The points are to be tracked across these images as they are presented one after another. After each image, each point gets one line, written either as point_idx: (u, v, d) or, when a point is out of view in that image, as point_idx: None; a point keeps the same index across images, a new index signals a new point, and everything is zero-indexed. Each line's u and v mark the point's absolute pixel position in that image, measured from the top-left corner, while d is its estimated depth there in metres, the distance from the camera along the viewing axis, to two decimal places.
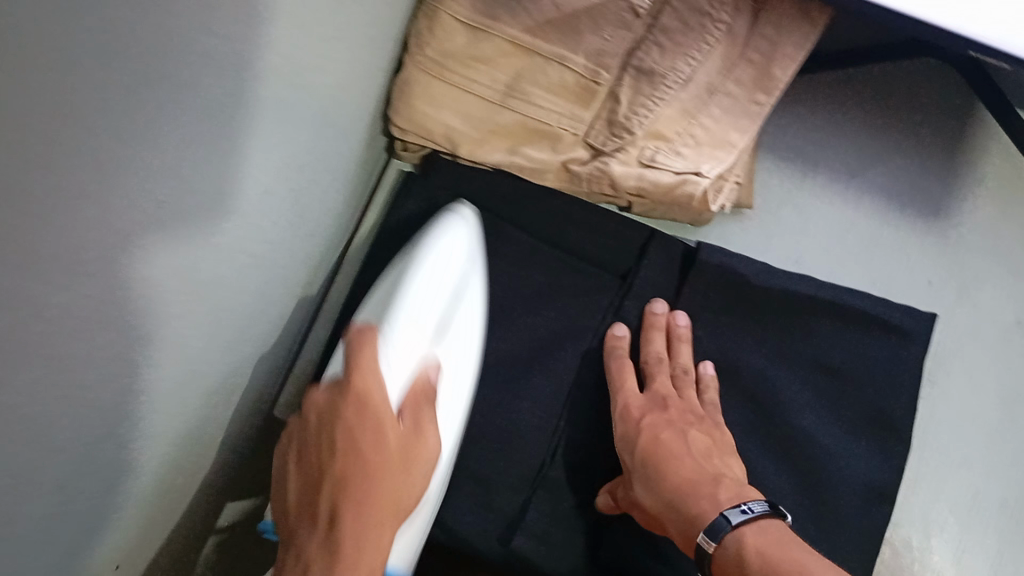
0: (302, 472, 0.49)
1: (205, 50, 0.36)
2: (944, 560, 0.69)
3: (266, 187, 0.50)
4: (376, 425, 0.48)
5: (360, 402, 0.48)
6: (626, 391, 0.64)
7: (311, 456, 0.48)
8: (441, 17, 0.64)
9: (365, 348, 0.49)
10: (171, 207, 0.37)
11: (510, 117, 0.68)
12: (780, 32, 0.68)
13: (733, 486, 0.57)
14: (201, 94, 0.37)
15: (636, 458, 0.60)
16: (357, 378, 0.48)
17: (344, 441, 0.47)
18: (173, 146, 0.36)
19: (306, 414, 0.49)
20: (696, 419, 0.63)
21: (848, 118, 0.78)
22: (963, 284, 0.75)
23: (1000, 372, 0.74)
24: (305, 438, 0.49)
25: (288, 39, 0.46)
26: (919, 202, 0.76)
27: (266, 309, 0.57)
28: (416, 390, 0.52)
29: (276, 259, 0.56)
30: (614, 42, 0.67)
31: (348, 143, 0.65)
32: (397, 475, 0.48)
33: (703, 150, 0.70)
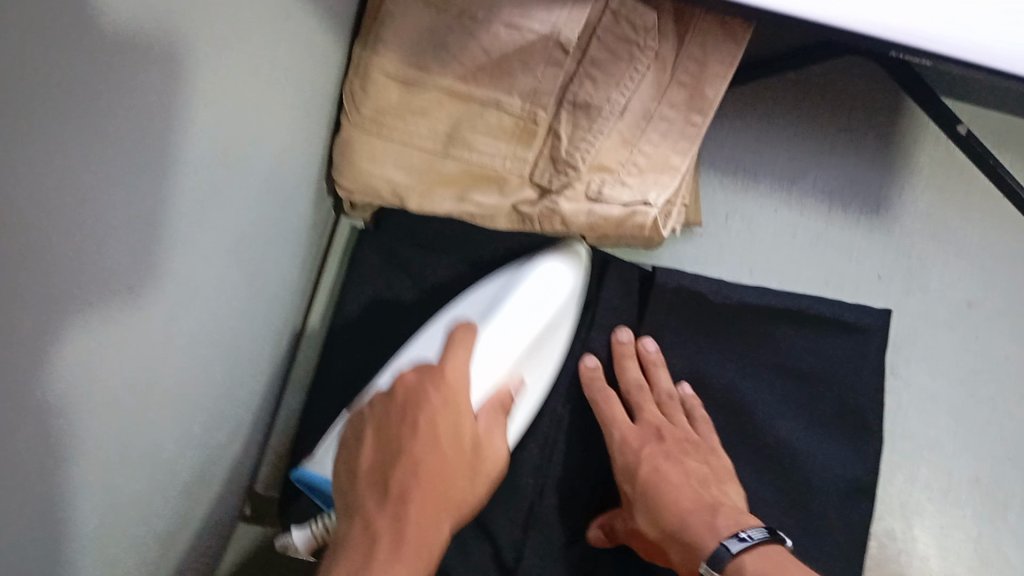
0: (378, 443, 0.54)
1: (118, 157, 0.35)
2: (929, 544, 0.72)
3: (210, 273, 0.50)
4: (456, 417, 0.55)
5: (449, 393, 0.56)
6: (617, 420, 0.66)
7: (391, 430, 0.54)
8: (373, 76, 0.64)
9: (459, 349, 0.58)
10: (106, 318, 0.37)
11: (453, 165, 0.69)
12: (708, 52, 0.68)
13: (731, 513, 0.59)
14: (122, 199, 0.36)
15: (636, 488, 0.62)
16: (450, 371, 0.57)
17: (427, 424, 0.54)
18: (100, 258, 0.35)
19: (392, 389, 0.56)
20: (691, 446, 0.66)
21: (783, 123, 0.79)
22: (911, 270, 0.77)
23: (957, 352, 0.76)
24: (388, 414, 0.55)
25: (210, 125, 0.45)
26: (862, 197, 0.78)
27: (224, 391, 0.57)
28: (494, 400, 0.60)
29: (227, 339, 0.56)
30: (547, 81, 0.67)
31: (294, 214, 0.65)
32: (465, 471, 0.54)
33: (647, 177, 0.71)
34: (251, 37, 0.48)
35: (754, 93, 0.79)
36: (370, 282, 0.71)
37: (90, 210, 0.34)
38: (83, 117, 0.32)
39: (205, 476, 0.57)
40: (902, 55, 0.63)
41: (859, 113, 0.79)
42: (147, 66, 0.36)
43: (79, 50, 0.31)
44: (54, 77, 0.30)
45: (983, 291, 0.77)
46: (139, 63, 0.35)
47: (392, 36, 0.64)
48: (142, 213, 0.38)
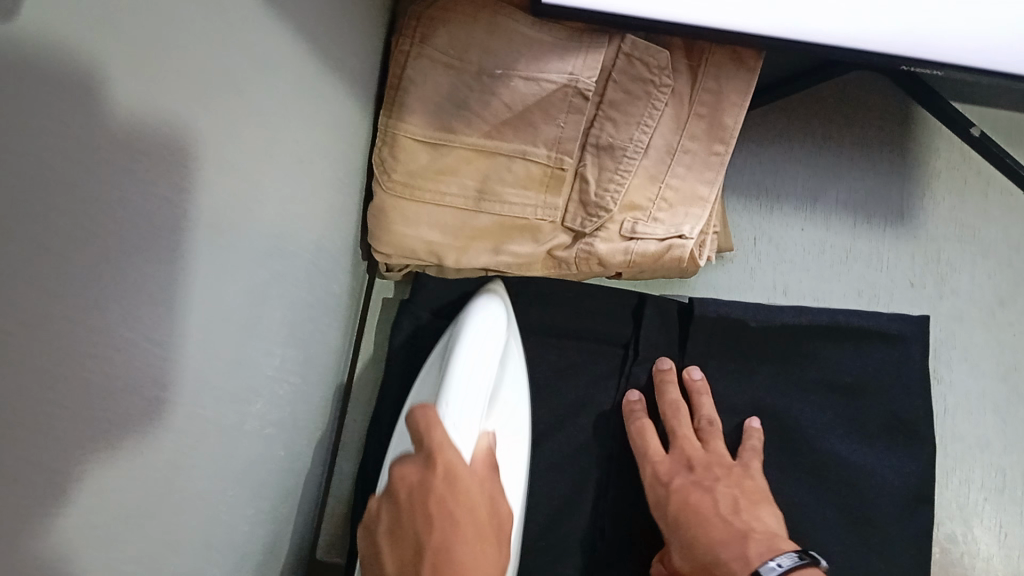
0: (398, 544, 0.51)
1: (145, 247, 0.37)
2: (992, 545, 0.72)
3: (251, 355, 0.51)
4: (466, 494, 0.51)
5: (448, 471, 0.51)
6: (653, 453, 0.67)
7: (404, 528, 0.51)
8: (400, 141, 0.67)
9: (435, 426, 0.52)
10: (149, 408, 0.38)
11: (486, 220, 0.69)
12: (721, 82, 0.70)
13: (764, 540, 0.60)
14: (156, 287, 0.38)
15: (670, 522, 0.63)
16: (442, 453, 0.52)
17: (438, 505, 0.50)
18: (137, 348, 0.37)
19: (394, 489, 0.52)
20: (724, 471, 0.66)
21: (800, 145, 0.81)
22: (941, 275, 0.78)
23: (994, 351, 0.77)
24: (396, 514, 0.51)
25: (236, 206, 0.46)
26: (885, 206, 0.80)
27: (282, 463, 0.58)
28: (484, 457, 0.56)
29: (283, 411, 0.58)
30: (569, 127, 0.68)
31: (335, 285, 0.66)
32: (491, 543, 0.51)
33: (677, 211, 0.71)
34: (271, 120, 0.49)
35: (766, 119, 0.81)
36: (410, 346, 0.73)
37: (123, 310, 0.35)
38: (110, 222, 0.34)
39: (271, 549, 0.58)
40: (913, 66, 0.65)
41: (869, 126, 0.81)
42: (161, 169, 0.37)
43: (93, 158, 0.32)
44: (77, 194, 0.31)
45: (1013, 288, 0.78)
46: (155, 163, 0.37)
47: (417, 100, 0.67)
48: (171, 304, 0.39)
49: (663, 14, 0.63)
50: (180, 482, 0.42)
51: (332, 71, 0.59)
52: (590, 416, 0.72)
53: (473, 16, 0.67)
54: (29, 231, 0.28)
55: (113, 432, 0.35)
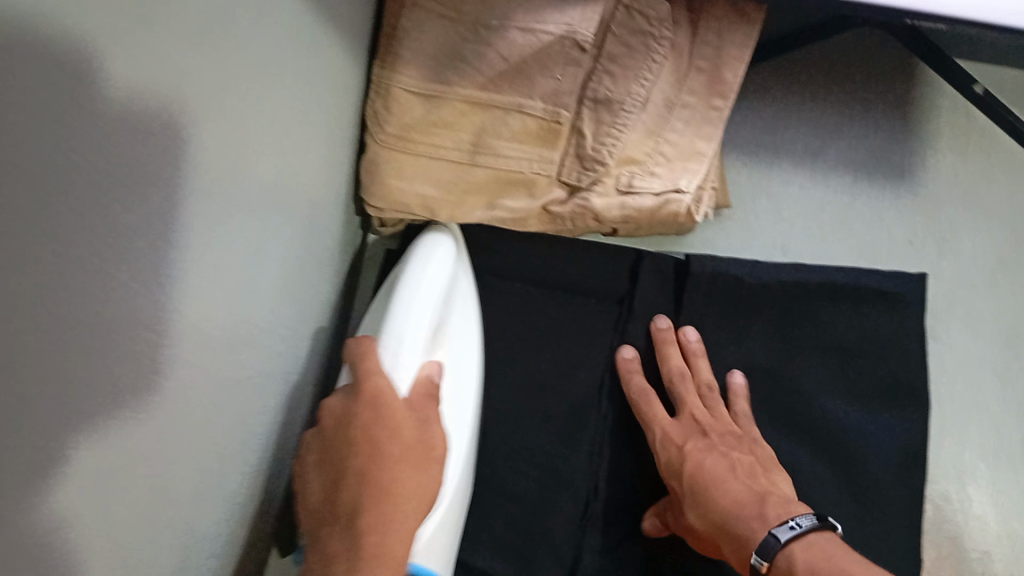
0: (324, 475, 0.52)
1: (145, 192, 0.36)
2: (984, 504, 0.73)
3: (245, 306, 0.51)
4: (392, 420, 0.52)
5: (372, 399, 0.52)
6: (659, 416, 0.67)
7: (328, 460, 0.52)
8: (394, 92, 0.65)
9: (365, 356, 0.54)
10: (150, 355, 0.38)
11: (481, 173, 0.68)
12: (723, 36, 0.69)
13: (780, 502, 0.58)
14: (155, 233, 0.37)
15: (686, 484, 0.62)
16: (369, 381, 0.53)
17: (360, 434, 0.51)
18: (135, 295, 0.36)
19: (322, 420, 0.53)
20: (737, 441, 0.65)
21: (802, 101, 0.79)
22: (942, 236, 0.77)
23: (995, 313, 0.76)
24: (324, 445, 0.53)
25: (229, 155, 0.45)
26: (887, 165, 0.79)
27: (273, 418, 0.58)
28: (423, 384, 0.57)
29: (273, 364, 0.57)
30: (566, 80, 0.67)
31: (327, 239, 0.66)
32: (416, 463, 0.52)
33: (675, 165, 0.70)
34: (262, 69, 0.48)
35: (770, 75, 0.79)
36: None
37: (120, 268, 0.35)
38: (106, 183, 0.33)
39: (262, 502, 0.58)
40: (919, 20, 0.63)
41: (872, 83, 0.80)
42: (157, 133, 0.37)
43: (93, 104, 0.31)
44: (77, 141, 0.30)
45: (1016, 251, 0.77)
46: (155, 126, 0.36)
47: (410, 51, 0.65)
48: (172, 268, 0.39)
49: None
50: (177, 431, 0.42)
51: (326, 20, 0.58)
52: (584, 373, 0.72)
53: None
54: (30, 192, 0.28)
55: (117, 389, 0.35)
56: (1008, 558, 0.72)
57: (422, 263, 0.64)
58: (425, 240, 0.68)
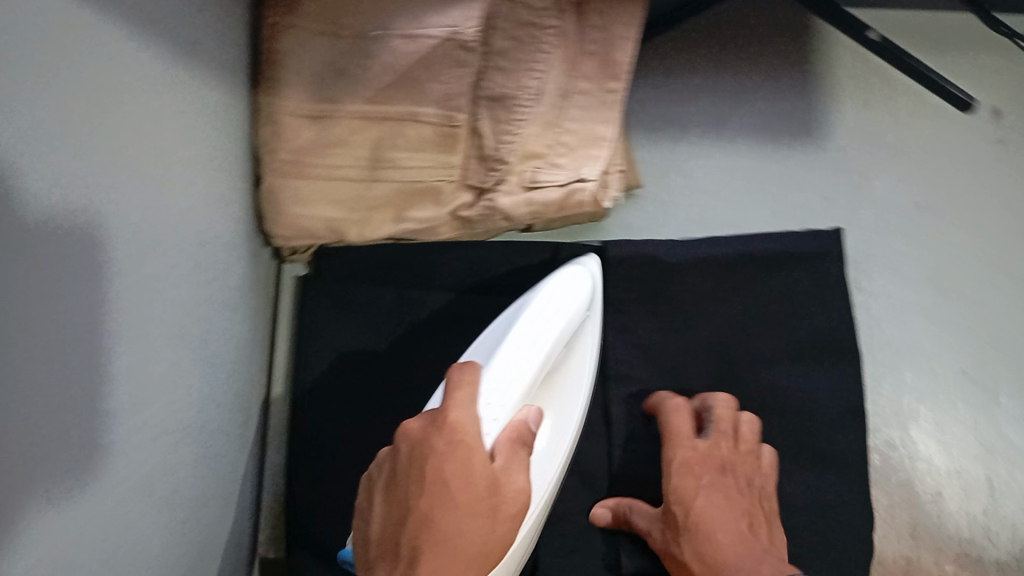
0: (390, 501, 0.52)
1: (29, 271, 0.34)
2: (930, 445, 0.73)
3: (164, 365, 0.50)
4: (466, 456, 0.51)
5: (453, 430, 0.52)
6: (682, 446, 0.63)
7: (398, 489, 0.52)
8: (282, 119, 0.63)
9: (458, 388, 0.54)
10: (58, 436, 0.37)
11: (383, 188, 0.68)
12: (608, 16, 0.68)
13: (777, 565, 0.55)
14: (49, 310, 0.36)
15: (687, 521, 0.59)
16: (453, 412, 0.53)
17: (431, 471, 0.50)
18: (35, 378, 0.35)
19: (398, 442, 0.53)
20: (752, 494, 0.62)
21: (702, 72, 0.79)
22: (856, 186, 0.78)
23: (918, 253, 0.77)
24: (398, 469, 0.52)
25: (123, 217, 0.44)
26: (795, 123, 0.79)
27: (202, 465, 0.57)
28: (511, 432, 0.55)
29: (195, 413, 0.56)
30: (456, 83, 0.66)
31: (237, 276, 0.64)
32: (483, 510, 0.51)
33: (578, 154, 0.69)
34: (146, 118, 0.47)
35: (666, 52, 0.80)
36: (323, 324, 0.72)
37: (25, 354, 0.34)
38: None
39: (202, 555, 0.57)
40: None
41: (770, 43, 0.80)
42: (44, 210, 0.35)
43: None
44: None
45: (932, 191, 0.78)
46: (37, 202, 0.34)
47: (294, 73, 0.63)
48: (92, 345, 0.40)
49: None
50: (100, 508, 0.41)
51: (205, 60, 0.56)
52: None
53: None
54: None
55: (52, 468, 0.36)
56: (960, 497, 0.72)
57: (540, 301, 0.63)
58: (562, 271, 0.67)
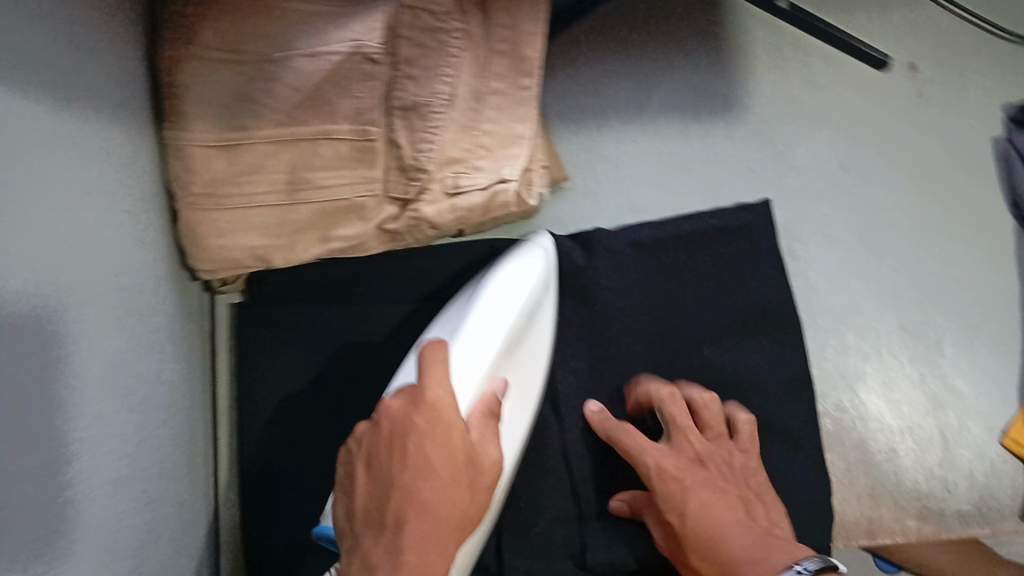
0: (371, 477, 0.51)
1: None
2: (880, 404, 0.74)
3: (88, 417, 0.48)
4: (447, 432, 0.51)
5: (431, 408, 0.51)
6: (650, 452, 0.63)
7: (379, 466, 0.51)
8: (189, 151, 0.62)
9: (433, 366, 0.54)
10: None
11: (305, 210, 0.66)
12: (514, 12, 0.68)
13: (786, 542, 0.55)
14: None
15: (686, 522, 0.58)
16: (430, 390, 0.52)
17: (413, 449, 0.50)
18: None
19: (377, 420, 0.52)
20: (733, 477, 0.63)
21: (617, 56, 0.79)
22: (779, 155, 0.78)
23: (848, 215, 0.78)
24: (377, 446, 0.51)
25: (22, 269, 0.42)
26: (714, 100, 0.79)
27: (146, 509, 0.56)
28: (483, 404, 0.56)
29: (134, 459, 0.55)
30: (367, 96, 0.65)
31: (165, 314, 0.63)
32: (463, 486, 0.50)
33: (498, 155, 0.69)
34: (40, 170, 0.45)
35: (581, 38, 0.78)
36: (264, 351, 0.71)
37: None
38: None
39: None
40: None
41: (683, 21, 0.79)
42: None
43: None
44: None
45: (855, 153, 0.79)
46: None
47: (197, 104, 0.62)
48: None
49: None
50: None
51: (104, 100, 0.55)
52: None
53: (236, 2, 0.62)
54: None
55: None
56: (914, 453, 0.73)
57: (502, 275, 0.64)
58: (523, 248, 0.67)
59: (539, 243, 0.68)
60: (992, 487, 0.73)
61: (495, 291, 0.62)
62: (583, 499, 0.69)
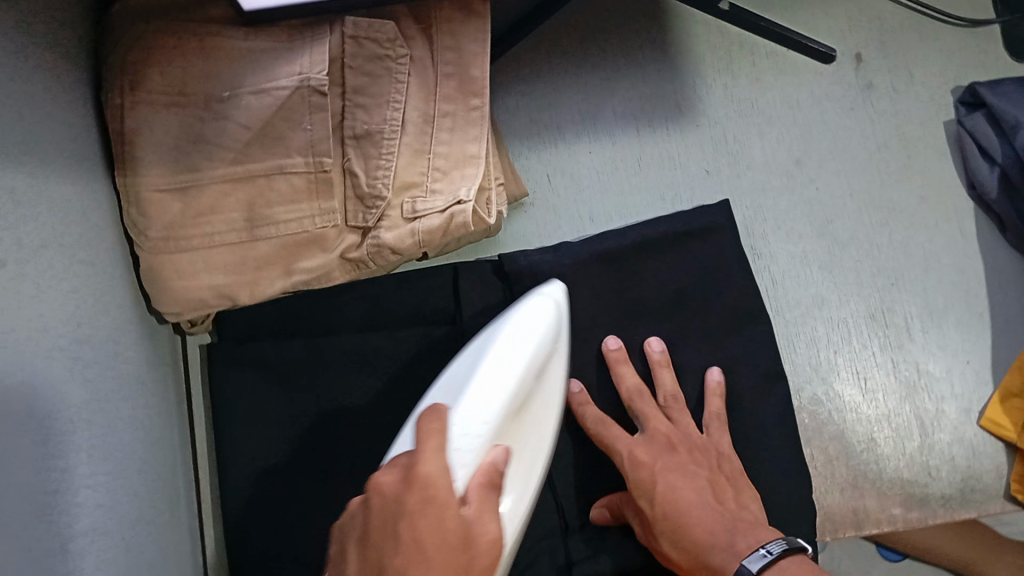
0: (359, 565, 0.44)
1: None
2: (854, 394, 0.75)
3: (55, 469, 0.48)
4: (442, 514, 0.44)
5: (425, 487, 0.45)
6: (624, 441, 0.64)
7: (370, 553, 0.44)
8: (144, 197, 0.62)
9: (432, 436, 0.48)
10: None
11: (267, 245, 0.66)
12: (457, 35, 0.70)
13: (749, 529, 0.59)
14: None
15: (657, 509, 0.60)
16: (424, 466, 0.46)
17: (406, 531, 0.43)
18: None
19: (368, 496, 0.46)
20: (704, 457, 0.65)
21: (565, 71, 0.80)
22: (734, 155, 0.79)
23: (807, 209, 0.79)
24: (368, 528, 0.45)
25: None
26: (664, 105, 0.80)
27: (125, 560, 0.55)
28: (484, 477, 0.50)
29: (111, 510, 0.54)
30: (318, 127, 0.65)
31: (133, 361, 0.62)
32: (461, 574, 0.43)
33: (453, 176, 0.69)
34: None
35: (528, 54, 0.79)
36: (237, 391, 0.70)
37: None
38: None
39: None
40: None
41: (627, 31, 0.80)
42: None
43: None
44: None
45: (808, 147, 0.80)
46: None
47: (149, 150, 0.62)
48: None
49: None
50: None
51: (53, 150, 0.55)
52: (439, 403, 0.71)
53: (180, 46, 0.63)
54: None
55: None
56: (893, 440, 0.74)
57: (507, 328, 0.59)
58: (534, 301, 0.62)
59: (554, 299, 0.63)
60: (975, 468, 0.73)
61: (500, 345, 0.58)
62: (566, 512, 0.69)
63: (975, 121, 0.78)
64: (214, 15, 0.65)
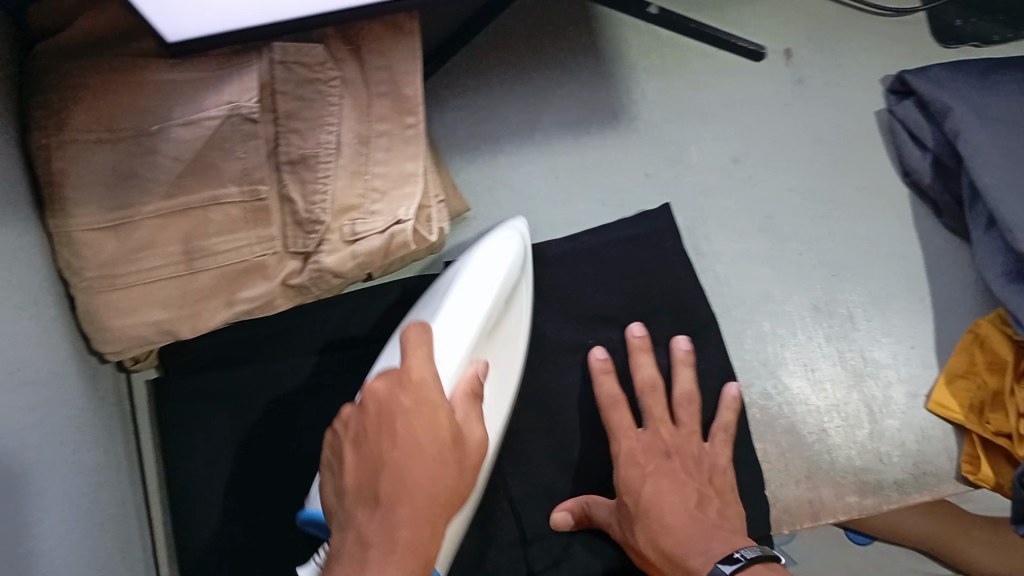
0: (360, 455, 0.51)
1: None
2: (803, 386, 0.76)
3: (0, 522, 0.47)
4: (433, 411, 0.52)
5: (419, 388, 0.52)
6: (626, 436, 0.66)
7: (369, 444, 0.50)
8: (76, 237, 0.61)
9: (415, 350, 0.55)
10: None
11: (207, 276, 0.66)
12: (388, 54, 0.69)
13: (727, 535, 0.57)
14: None
15: (638, 506, 0.61)
16: (415, 375, 0.53)
17: (404, 427, 0.50)
18: None
19: (362, 401, 0.52)
20: (697, 467, 0.65)
21: (500, 83, 0.80)
22: (672, 156, 0.80)
23: (748, 205, 0.80)
24: (364, 426, 0.51)
25: None
26: (600, 111, 0.80)
27: None
28: (466, 387, 0.56)
29: (62, 557, 0.53)
30: (252, 156, 0.65)
31: (76, 401, 0.61)
32: (453, 466, 0.51)
33: (392, 196, 0.69)
34: None
35: (463, 69, 0.80)
36: (189, 427, 0.69)
37: None
38: None
39: None
40: None
41: (560, 39, 0.81)
42: None
43: None
44: None
45: (745, 144, 0.81)
46: None
47: (80, 189, 0.61)
48: None
49: (317, 9, 0.61)
50: None
51: None
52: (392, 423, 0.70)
53: (105, 79, 0.61)
54: None
55: None
56: (843, 429, 0.75)
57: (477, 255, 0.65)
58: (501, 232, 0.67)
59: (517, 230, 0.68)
60: (926, 452, 0.74)
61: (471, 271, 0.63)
62: None
63: (905, 109, 0.79)
64: (139, 47, 0.63)
